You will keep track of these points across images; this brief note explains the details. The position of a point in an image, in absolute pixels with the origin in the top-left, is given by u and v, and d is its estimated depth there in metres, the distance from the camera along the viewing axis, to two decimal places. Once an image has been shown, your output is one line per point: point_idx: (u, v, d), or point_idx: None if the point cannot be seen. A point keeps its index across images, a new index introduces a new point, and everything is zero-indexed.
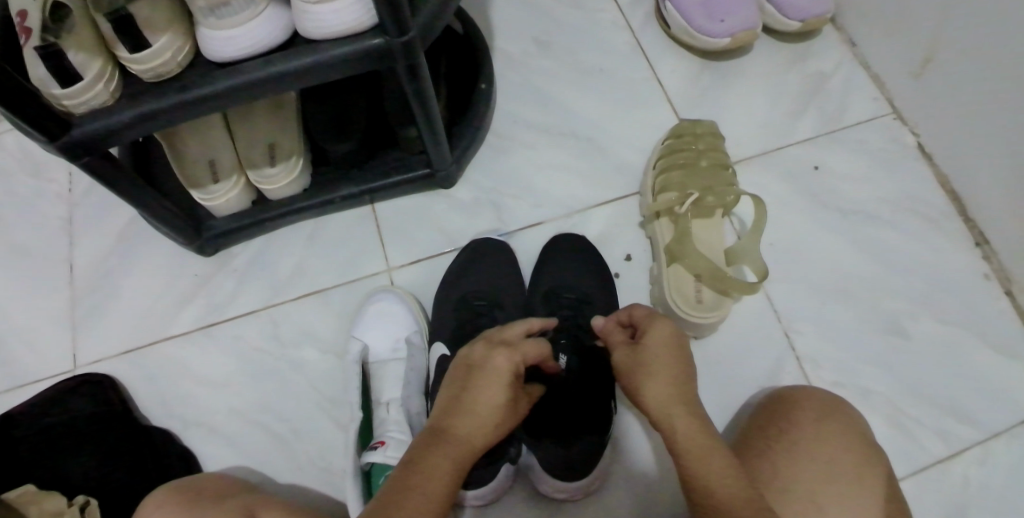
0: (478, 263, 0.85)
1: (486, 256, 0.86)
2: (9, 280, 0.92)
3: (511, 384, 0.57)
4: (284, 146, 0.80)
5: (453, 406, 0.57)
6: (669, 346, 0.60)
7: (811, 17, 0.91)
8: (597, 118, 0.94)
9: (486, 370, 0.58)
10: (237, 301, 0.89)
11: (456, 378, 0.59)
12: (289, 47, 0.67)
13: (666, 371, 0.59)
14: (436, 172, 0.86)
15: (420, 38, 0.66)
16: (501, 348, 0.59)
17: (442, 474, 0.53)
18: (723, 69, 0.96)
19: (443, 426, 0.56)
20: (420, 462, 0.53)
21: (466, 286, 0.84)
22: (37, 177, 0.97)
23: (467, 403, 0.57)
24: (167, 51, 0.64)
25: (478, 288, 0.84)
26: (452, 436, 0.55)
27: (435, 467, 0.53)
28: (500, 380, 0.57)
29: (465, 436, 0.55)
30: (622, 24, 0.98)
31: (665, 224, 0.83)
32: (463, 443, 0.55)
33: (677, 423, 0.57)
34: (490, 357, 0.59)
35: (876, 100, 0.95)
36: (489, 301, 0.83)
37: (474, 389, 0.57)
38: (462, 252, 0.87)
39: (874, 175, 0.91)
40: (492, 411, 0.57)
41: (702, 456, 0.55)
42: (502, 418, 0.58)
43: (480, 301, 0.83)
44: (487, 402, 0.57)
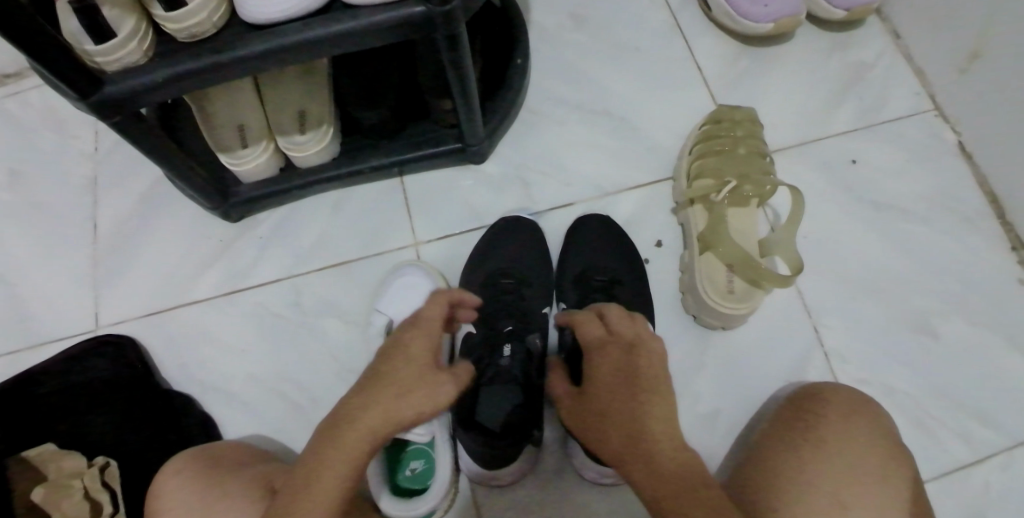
0: (506, 238, 0.84)
1: (514, 234, 0.84)
2: (34, 240, 0.92)
3: (374, 373, 0.54)
4: (313, 113, 0.79)
5: (367, 387, 0.53)
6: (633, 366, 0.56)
7: (857, 6, 0.89)
8: (632, 99, 0.92)
9: (398, 355, 0.55)
10: (261, 268, 0.88)
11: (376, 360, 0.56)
12: (329, 10, 0.64)
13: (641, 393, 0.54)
14: (468, 146, 0.85)
15: (463, 8, 0.65)
16: (417, 330, 0.57)
17: (341, 464, 0.50)
18: (763, 55, 0.94)
19: (346, 413, 0.52)
20: (318, 453, 0.51)
21: (492, 261, 0.83)
22: (62, 135, 0.97)
23: (378, 388, 0.53)
24: (202, 11, 0.62)
25: (503, 264, 0.83)
26: (353, 427, 0.51)
27: (332, 458, 0.50)
28: (417, 366, 0.54)
29: (372, 420, 0.51)
30: (662, 4, 0.96)
31: (699, 211, 0.82)
32: (365, 435, 0.51)
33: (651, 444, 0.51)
34: (408, 339, 0.56)
35: (917, 94, 0.93)
36: (514, 280, 0.82)
37: (383, 372, 0.54)
38: (489, 229, 0.86)
39: (912, 170, 0.89)
40: (409, 396, 0.52)
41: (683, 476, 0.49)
42: (418, 401, 0.53)
43: (506, 280, 0.82)
44: (404, 386, 0.53)
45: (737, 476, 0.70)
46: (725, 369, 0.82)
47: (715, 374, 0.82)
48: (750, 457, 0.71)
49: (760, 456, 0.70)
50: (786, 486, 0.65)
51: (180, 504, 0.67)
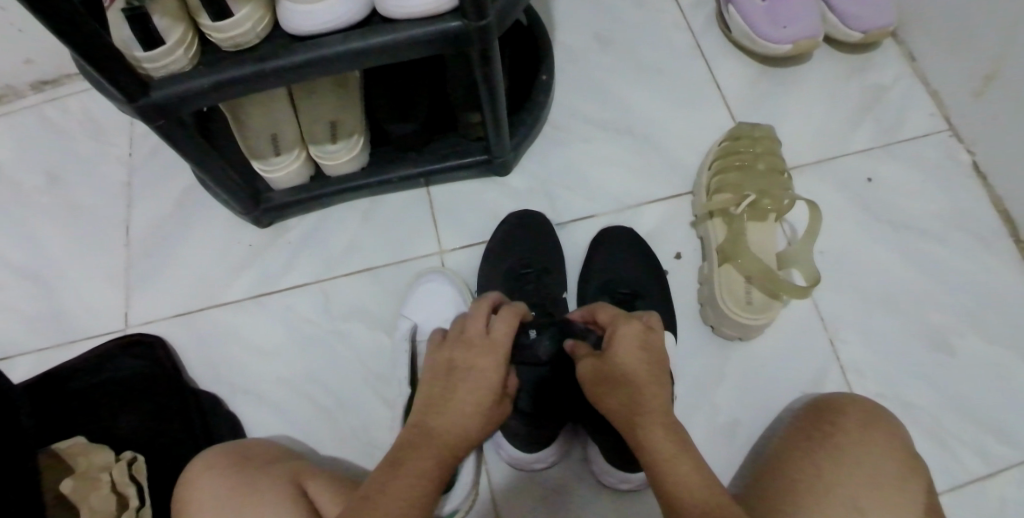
0: (528, 240, 0.86)
1: (532, 240, 0.86)
2: (70, 241, 0.95)
3: (444, 382, 0.60)
4: (346, 124, 0.82)
5: (435, 403, 0.59)
6: (643, 348, 0.59)
7: (875, 29, 0.92)
8: (653, 116, 0.94)
9: (466, 365, 0.61)
10: (289, 273, 0.90)
11: (435, 374, 0.61)
12: (368, 25, 0.67)
13: (645, 374, 0.58)
14: (493, 159, 0.87)
15: (497, 23, 0.67)
16: (476, 337, 0.62)
17: (424, 467, 0.55)
18: (782, 75, 0.96)
19: (424, 427, 0.58)
20: (403, 460, 0.55)
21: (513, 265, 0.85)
22: (100, 141, 1.00)
23: (447, 406, 0.59)
24: (247, 21, 0.66)
25: (526, 261, 0.85)
26: (433, 437, 0.57)
27: (417, 462, 0.55)
28: (485, 371, 0.60)
29: (447, 432, 0.57)
30: (683, 26, 0.99)
31: (718, 224, 0.84)
32: (443, 440, 0.57)
33: (653, 424, 0.55)
34: (468, 350, 0.62)
35: (933, 116, 0.95)
36: (535, 269, 0.84)
37: (454, 387, 0.60)
38: (499, 229, 0.88)
39: (928, 189, 0.91)
40: (473, 399, 0.59)
41: (675, 452, 0.53)
42: (480, 418, 0.59)
43: (528, 271, 0.84)
44: (468, 393, 0.59)
45: (756, 484, 0.71)
46: (744, 379, 0.83)
47: (734, 384, 0.83)
48: (771, 464, 0.72)
49: (778, 463, 0.71)
50: (804, 490, 0.67)
51: (210, 498, 0.68)
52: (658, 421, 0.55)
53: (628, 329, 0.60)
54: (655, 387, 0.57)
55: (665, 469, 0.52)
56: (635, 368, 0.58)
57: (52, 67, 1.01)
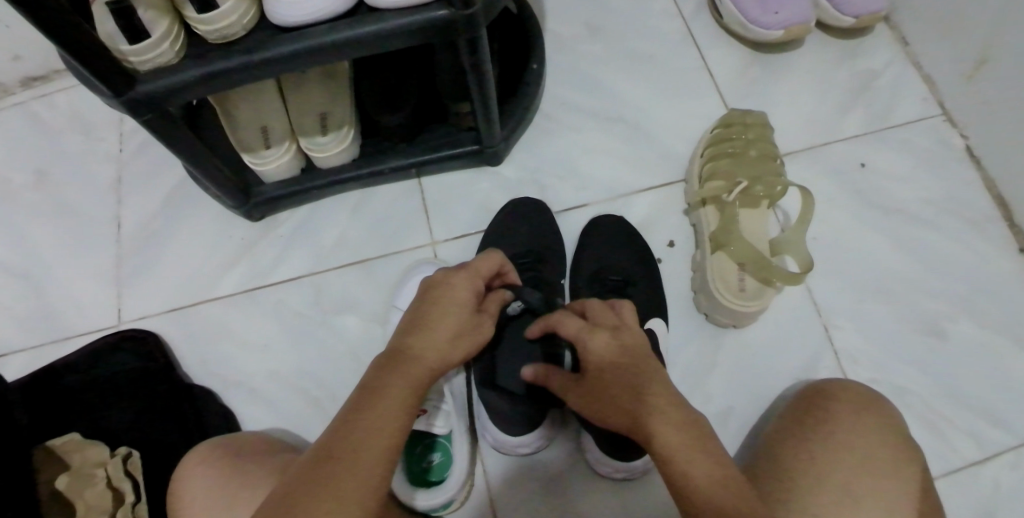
0: (522, 227, 0.86)
1: (521, 228, 0.86)
2: (61, 238, 0.95)
3: (423, 305, 0.60)
4: (336, 116, 0.81)
5: (414, 325, 0.59)
6: (621, 353, 0.59)
7: (866, 14, 0.91)
8: (645, 104, 0.94)
9: (445, 291, 0.61)
10: (281, 267, 0.90)
11: (417, 302, 0.61)
12: (355, 14, 0.66)
13: (632, 375, 0.57)
14: (484, 148, 0.87)
15: (484, 11, 0.67)
16: (457, 271, 0.63)
17: (402, 387, 0.54)
18: (774, 62, 0.96)
19: (400, 347, 0.57)
20: (380, 379, 0.54)
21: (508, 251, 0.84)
22: (90, 138, 1.00)
23: (430, 324, 0.59)
24: (233, 14, 0.65)
25: (522, 249, 0.84)
26: (410, 356, 0.56)
27: (396, 383, 0.54)
28: (461, 299, 0.61)
29: (428, 354, 0.57)
30: (674, 13, 0.98)
31: (711, 212, 0.83)
32: (422, 361, 0.56)
33: (659, 412, 0.53)
34: (451, 279, 0.62)
35: (926, 100, 0.94)
36: (533, 259, 0.83)
37: (432, 310, 0.60)
38: (493, 219, 0.88)
39: (921, 174, 0.91)
40: (453, 322, 0.60)
41: (684, 438, 0.51)
42: (463, 333, 0.60)
43: (525, 260, 0.83)
44: (449, 318, 0.59)
45: (749, 471, 0.71)
46: (738, 367, 0.83)
47: (729, 372, 0.83)
48: (764, 451, 0.72)
49: (770, 450, 0.71)
50: (797, 476, 0.67)
51: (204, 492, 0.68)
52: (663, 408, 0.53)
53: (596, 341, 0.60)
54: (656, 377, 0.56)
55: (672, 459, 0.50)
56: (614, 377, 0.57)
57: (39, 63, 1.01)
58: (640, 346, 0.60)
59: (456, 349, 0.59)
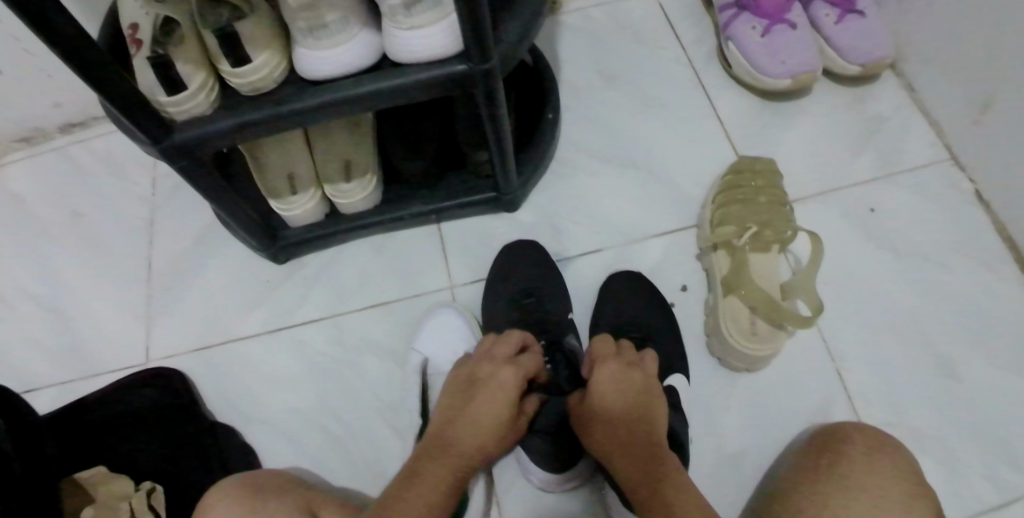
0: (528, 266, 0.88)
1: (533, 272, 0.88)
2: (93, 276, 1.00)
3: (463, 397, 0.67)
4: (358, 163, 0.84)
5: (452, 417, 0.66)
6: (625, 387, 0.65)
7: (872, 61, 0.94)
8: (657, 150, 0.97)
9: (483, 384, 0.68)
10: (303, 306, 0.93)
11: (457, 391, 0.68)
12: (378, 68, 0.71)
13: (626, 409, 0.64)
14: (502, 195, 0.89)
15: (501, 66, 0.70)
16: (497, 363, 0.70)
17: (440, 473, 0.61)
18: (783, 108, 0.98)
19: (441, 437, 0.64)
20: (422, 463, 0.62)
21: (512, 289, 0.87)
22: (125, 182, 1.05)
23: (468, 413, 0.66)
24: (265, 66, 0.69)
25: (528, 287, 0.87)
26: (449, 446, 0.63)
27: (433, 467, 0.61)
28: (500, 391, 0.67)
29: (463, 442, 0.64)
30: (686, 62, 1.02)
31: (722, 256, 0.85)
32: (460, 450, 0.63)
33: (644, 451, 0.60)
34: (492, 372, 0.69)
35: (933, 144, 0.96)
36: (535, 298, 0.86)
37: (472, 401, 0.66)
38: (496, 260, 0.90)
39: (931, 217, 0.92)
40: (491, 412, 0.66)
41: (667, 476, 0.57)
42: (500, 422, 0.66)
43: (528, 300, 0.86)
44: (487, 408, 0.66)
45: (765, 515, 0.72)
46: (751, 408, 0.84)
47: (743, 414, 0.84)
48: (779, 495, 0.72)
49: (785, 494, 0.72)
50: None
51: None
52: (648, 450, 0.60)
53: (607, 369, 0.67)
54: (647, 420, 0.63)
55: (653, 490, 0.56)
56: (618, 409, 0.64)
57: (78, 109, 1.08)
58: (648, 385, 0.67)
59: (493, 440, 0.66)
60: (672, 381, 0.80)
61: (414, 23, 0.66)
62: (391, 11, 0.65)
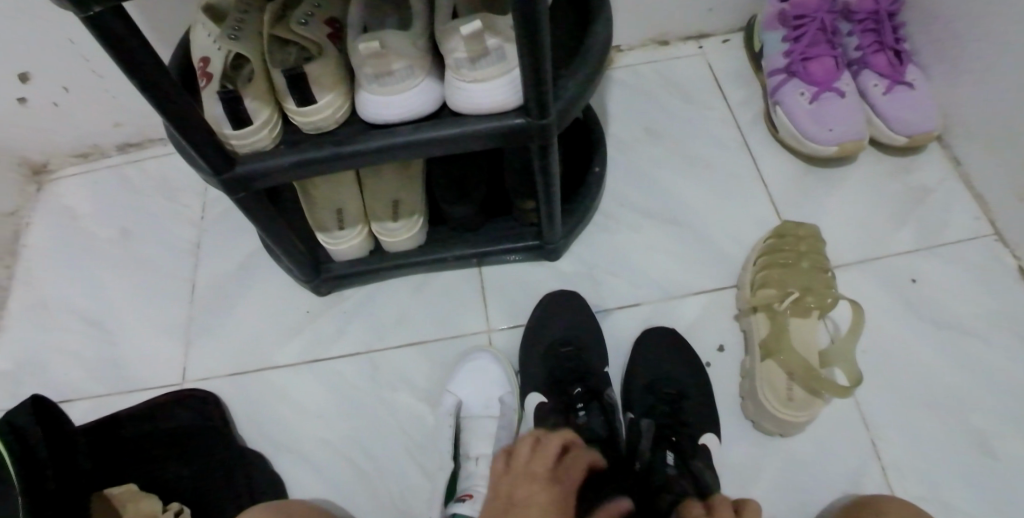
0: (567, 317, 0.89)
1: (567, 322, 0.89)
2: (137, 294, 1.02)
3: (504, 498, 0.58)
4: (407, 204, 0.87)
5: None
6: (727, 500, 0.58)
7: (920, 134, 0.95)
8: (699, 208, 0.98)
9: (530, 479, 0.59)
10: (341, 339, 0.94)
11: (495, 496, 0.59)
12: (436, 117, 0.73)
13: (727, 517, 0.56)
14: (545, 244, 0.91)
15: (558, 122, 0.72)
16: (539, 457, 0.61)
17: None
18: (827, 174, 0.99)
19: None
20: None
21: (551, 339, 0.88)
22: (177, 205, 1.09)
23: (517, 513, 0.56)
24: (328, 108, 0.71)
25: (565, 337, 0.88)
26: None
27: None
28: (547, 487, 0.58)
29: None
30: (731, 123, 1.03)
31: (761, 318, 0.85)
32: None
33: None
34: (535, 468, 0.60)
35: (978, 219, 0.96)
36: (573, 347, 0.86)
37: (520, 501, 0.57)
38: (535, 311, 0.91)
39: (974, 291, 0.91)
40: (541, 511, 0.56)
41: None
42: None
43: (567, 348, 0.86)
44: (537, 506, 0.57)
45: None
46: (783, 475, 0.83)
47: (775, 480, 0.83)
48: None
49: None
50: None
51: None
52: None
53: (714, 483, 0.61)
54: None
55: None
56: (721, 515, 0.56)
57: (137, 130, 1.12)
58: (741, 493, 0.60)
59: None
60: (706, 439, 0.80)
61: (478, 77, 0.69)
62: (456, 64, 0.69)
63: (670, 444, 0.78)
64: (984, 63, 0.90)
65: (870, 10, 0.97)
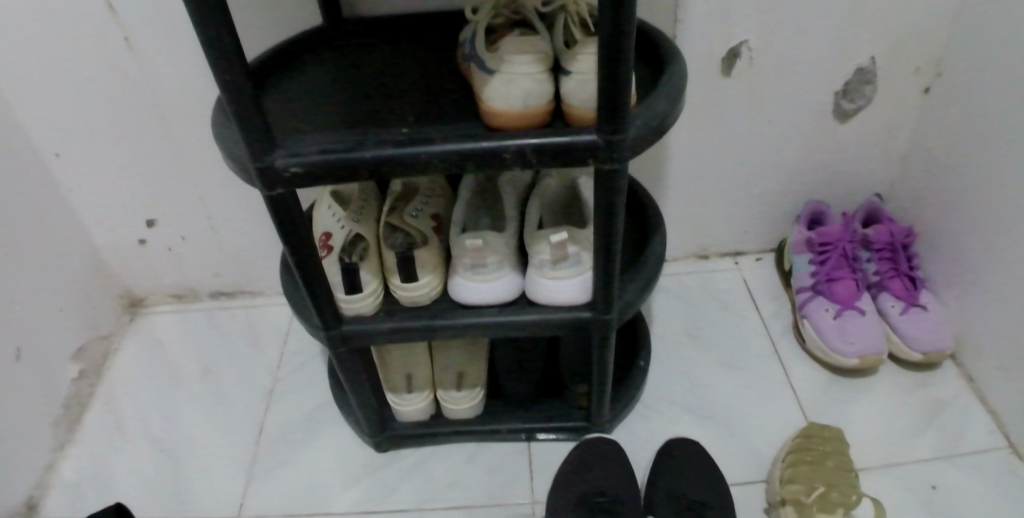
0: (599, 467, 0.96)
1: (598, 458, 0.97)
2: (207, 426, 1.11)
3: None
4: (470, 375, 0.98)
5: None
6: None
7: (933, 350, 1.05)
8: (732, 404, 1.07)
9: None
10: (393, 496, 1.00)
11: None
12: (517, 303, 0.85)
13: None
14: (592, 424, 1.01)
15: (618, 318, 0.84)
16: None
17: None
18: (851, 385, 1.09)
19: None
20: None
21: (585, 487, 0.94)
22: (259, 352, 1.21)
23: None
24: (427, 285, 0.83)
25: (615, 491, 0.94)
26: None
27: None
28: None
29: None
30: (763, 333, 1.17)
31: (789, 511, 0.90)
32: None
33: None
34: None
35: (993, 432, 1.03)
36: (610, 499, 0.93)
37: None
38: (572, 453, 0.98)
39: (994, 499, 0.95)
40: None
41: None
42: None
43: (603, 499, 0.92)
44: None
45: None
46: None
47: None
48: None
49: None
50: None
51: None
52: None
53: None
54: None
55: None
56: None
57: (235, 284, 1.29)
58: None
59: None
60: None
61: (557, 274, 0.82)
62: (538, 263, 0.83)
63: None
64: (981, 289, 1.02)
65: (886, 242, 1.12)
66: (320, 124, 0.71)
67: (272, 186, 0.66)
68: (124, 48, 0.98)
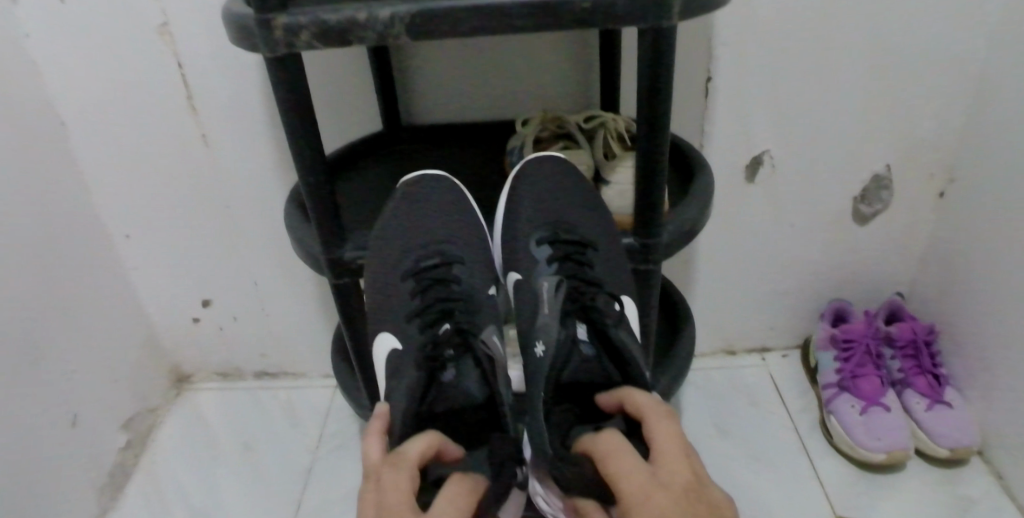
0: (437, 212, 0.83)
1: (438, 200, 0.84)
2: (245, 503, 1.15)
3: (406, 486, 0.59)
4: None
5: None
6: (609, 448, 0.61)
7: (960, 446, 1.07)
8: (760, 497, 1.09)
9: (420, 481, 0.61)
10: None
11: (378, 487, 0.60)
12: None
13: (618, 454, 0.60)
14: None
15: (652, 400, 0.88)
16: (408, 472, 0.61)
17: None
18: (880, 481, 1.10)
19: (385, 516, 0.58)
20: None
21: (416, 245, 0.83)
22: (298, 431, 1.26)
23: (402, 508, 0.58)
24: None
25: (443, 235, 0.84)
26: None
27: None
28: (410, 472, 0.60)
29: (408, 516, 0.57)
30: (791, 427, 1.19)
31: None
32: None
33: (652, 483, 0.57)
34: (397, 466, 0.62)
35: None
36: (444, 262, 0.82)
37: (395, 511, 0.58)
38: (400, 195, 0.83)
39: None
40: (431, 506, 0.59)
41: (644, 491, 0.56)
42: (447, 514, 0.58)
43: (433, 264, 0.81)
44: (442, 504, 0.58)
45: None
46: None
47: None
48: None
49: None
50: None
51: None
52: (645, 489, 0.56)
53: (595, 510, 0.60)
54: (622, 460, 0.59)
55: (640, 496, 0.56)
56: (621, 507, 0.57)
57: (279, 364, 1.35)
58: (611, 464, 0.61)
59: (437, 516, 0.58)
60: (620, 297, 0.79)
61: None
62: None
63: (575, 310, 0.76)
64: (1005, 387, 1.05)
65: (909, 339, 1.15)
66: (385, 219, 0.80)
67: (340, 276, 0.74)
68: (200, 145, 1.08)
